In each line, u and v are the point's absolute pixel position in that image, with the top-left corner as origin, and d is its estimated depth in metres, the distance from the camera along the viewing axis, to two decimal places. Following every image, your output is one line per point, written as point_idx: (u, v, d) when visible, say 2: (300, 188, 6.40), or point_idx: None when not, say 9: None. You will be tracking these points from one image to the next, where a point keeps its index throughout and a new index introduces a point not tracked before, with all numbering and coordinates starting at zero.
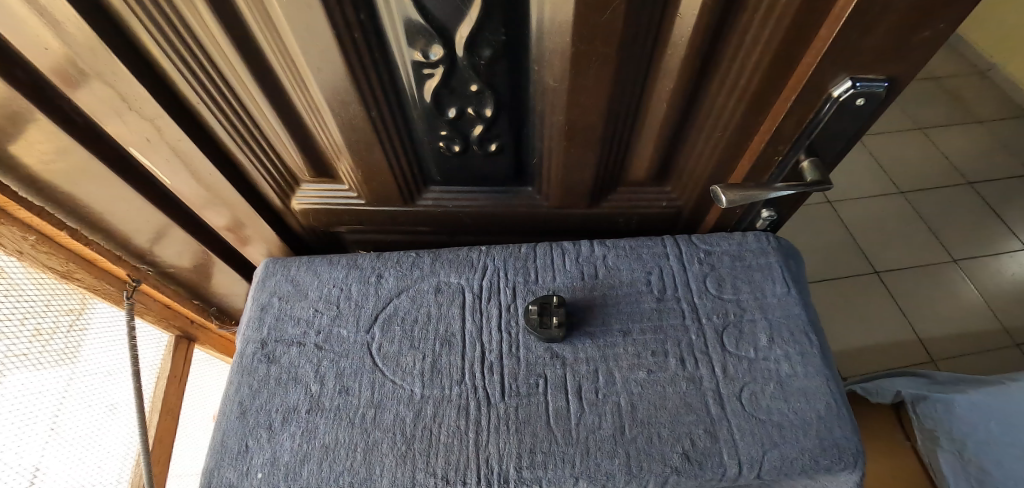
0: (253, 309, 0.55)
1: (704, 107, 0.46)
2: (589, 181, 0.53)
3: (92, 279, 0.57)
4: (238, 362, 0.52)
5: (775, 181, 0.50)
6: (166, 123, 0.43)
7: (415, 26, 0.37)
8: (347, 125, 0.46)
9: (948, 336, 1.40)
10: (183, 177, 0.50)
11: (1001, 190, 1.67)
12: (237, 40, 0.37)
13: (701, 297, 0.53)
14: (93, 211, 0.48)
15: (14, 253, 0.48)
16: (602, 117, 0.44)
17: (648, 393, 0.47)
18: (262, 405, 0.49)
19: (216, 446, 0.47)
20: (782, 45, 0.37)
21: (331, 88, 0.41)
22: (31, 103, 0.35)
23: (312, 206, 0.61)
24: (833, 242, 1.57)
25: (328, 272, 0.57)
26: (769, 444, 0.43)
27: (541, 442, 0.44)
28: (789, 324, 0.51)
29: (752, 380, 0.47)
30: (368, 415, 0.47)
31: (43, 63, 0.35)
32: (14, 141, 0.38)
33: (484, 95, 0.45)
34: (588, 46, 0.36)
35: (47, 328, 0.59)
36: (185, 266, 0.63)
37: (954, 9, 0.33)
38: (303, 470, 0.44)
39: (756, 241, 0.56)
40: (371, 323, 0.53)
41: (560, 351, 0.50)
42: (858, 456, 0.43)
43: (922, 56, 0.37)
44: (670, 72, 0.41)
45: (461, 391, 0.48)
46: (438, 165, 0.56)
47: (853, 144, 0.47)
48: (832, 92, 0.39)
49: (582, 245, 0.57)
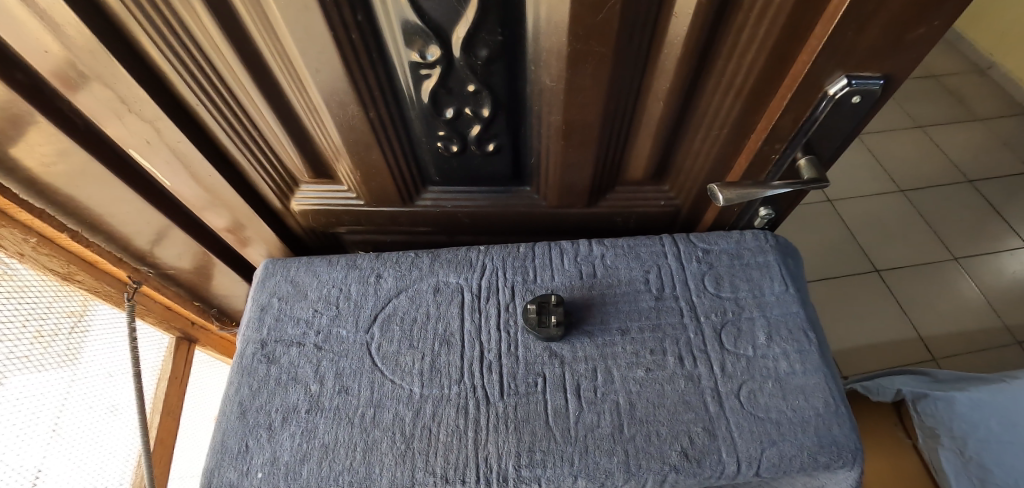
0: (253, 310, 0.55)
1: (700, 106, 0.46)
2: (587, 180, 0.53)
3: (93, 281, 0.57)
4: (238, 362, 0.52)
5: (772, 179, 0.50)
6: (166, 125, 0.43)
7: (412, 27, 0.37)
8: (345, 126, 0.47)
9: (950, 335, 1.40)
10: (184, 179, 0.50)
11: (1001, 187, 1.67)
12: (236, 43, 0.37)
13: (699, 296, 0.53)
14: (95, 213, 0.48)
15: (14, 255, 0.49)
16: (599, 117, 0.44)
17: (647, 392, 0.47)
18: (262, 404, 0.49)
19: (216, 446, 0.47)
20: (777, 44, 0.37)
21: (329, 89, 0.42)
22: (31, 106, 0.35)
23: (311, 207, 0.61)
24: (833, 241, 1.57)
25: (328, 272, 0.57)
26: (768, 441, 0.43)
27: (540, 441, 0.44)
28: (787, 321, 0.51)
29: (750, 378, 0.47)
30: (368, 414, 0.47)
31: (43, 67, 0.35)
32: (15, 144, 0.38)
33: (481, 95, 0.45)
34: (584, 46, 0.36)
35: (49, 331, 0.59)
36: (186, 267, 0.64)
37: (947, 7, 0.33)
38: (303, 469, 0.44)
39: (754, 239, 0.56)
40: (371, 323, 0.54)
41: (558, 350, 0.50)
42: (857, 453, 0.43)
43: (917, 54, 0.37)
44: (665, 71, 0.41)
45: (461, 390, 0.48)
46: (437, 165, 0.56)
47: (851, 142, 0.47)
48: (828, 90, 0.40)
49: (580, 244, 0.57)
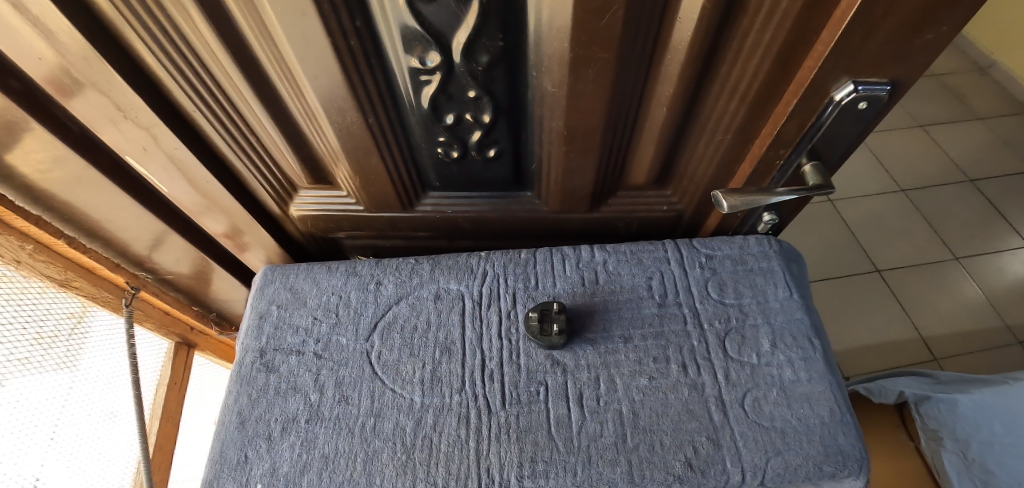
0: (252, 317, 0.55)
1: (704, 110, 0.45)
2: (589, 186, 0.53)
3: (91, 287, 0.57)
4: (238, 370, 0.52)
5: (776, 185, 0.49)
6: (162, 132, 0.42)
7: (412, 33, 0.37)
8: (344, 132, 0.46)
9: (951, 335, 1.39)
10: (181, 185, 0.49)
11: (1001, 186, 1.66)
12: (232, 49, 0.37)
13: (702, 302, 0.53)
14: (92, 219, 0.47)
15: (12, 262, 0.48)
16: (601, 122, 0.44)
17: (649, 401, 0.46)
18: (262, 414, 0.48)
19: (215, 457, 0.46)
20: (782, 49, 0.36)
21: (328, 95, 0.41)
22: (26, 113, 0.35)
23: (311, 212, 0.61)
24: (834, 241, 1.57)
25: (327, 279, 0.56)
26: (772, 451, 0.43)
27: (542, 450, 0.44)
28: (791, 329, 0.50)
29: (755, 386, 0.47)
30: (368, 424, 0.47)
31: (38, 74, 0.34)
32: (10, 150, 0.37)
33: (482, 101, 0.45)
34: (586, 51, 0.36)
35: (49, 333, 0.59)
36: (185, 273, 0.63)
37: (957, 12, 0.32)
38: (303, 480, 0.44)
39: (758, 244, 0.56)
40: (371, 331, 0.53)
41: (560, 358, 0.50)
42: (863, 462, 0.42)
43: (924, 59, 0.36)
44: (669, 76, 0.40)
45: (462, 400, 0.48)
46: (437, 171, 0.55)
47: (856, 148, 0.46)
48: (834, 96, 0.39)
49: (582, 250, 0.56)
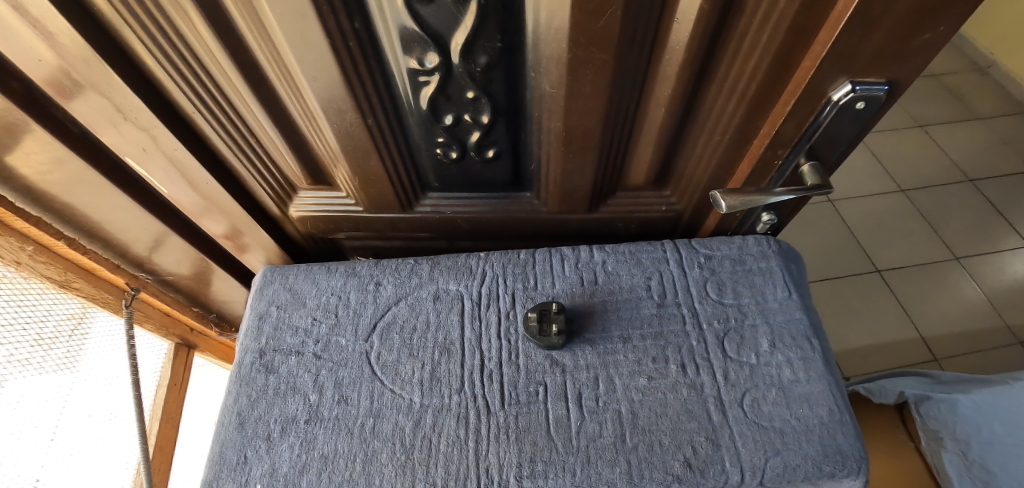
0: (252, 318, 0.55)
1: (702, 111, 0.45)
2: (588, 186, 0.53)
3: (91, 288, 0.57)
4: (237, 371, 0.52)
5: (774, 185, 0.49)
6: (162, 133, 0.42)
7: (411, 34, 0.37)
8: (343, 134, 0.46)
9: (951, 336, 1.39)
10: (181, 186, 0.50)
11: (1001, 186, 1.66)
12: (232, 51, 0.37)
13: (701, 303, 0.53)
14: (91, 220, 0.48)
15: (12, 263, 0.48)
16: (600, 123, 0.44)
17: (649, 400, 0.47)
18: (261, 415, 0.48)
19: (215, 457, 0.46)
20: (780, 50, 0.36)
21: (326, 96, 0.41)
22: (27, 114, 0.35)
23: (310, 213, 0.61)
24: (834, 241, 1.57)
25: (326, 280, 0.56)
26: (771, 451, 0.43)
27: (541, 451, 0.44)
28: (790, 329, 0.50)
29: (754, 386, 0.47)
30: (368, 424, 0.47)
31: (39, 77, 0.34)
32: (10, 152, 0.37)
33: (481, 102, 0.45)
34: (584, 52, 0.36)
35: (49, 335, 0.59)
36: (185, 274, 0.63)
37: (953, 12, 0.32)
38: (303, 480, 0.44)
39: (756, 244, 0.56)
40: (371, 331, 0.53)
41: (559, 358, 0.50)
42: (863, 462, 0.42)
43: (922, 59, 0.36)
44: (667, 76, 0.40)
45: (461, 400, 0.48)
46: (436, 172, 0.55)
47: (854, 148, 0.46)
48: (832, 96, 0.39)
49: (581, 250, 0.56)
